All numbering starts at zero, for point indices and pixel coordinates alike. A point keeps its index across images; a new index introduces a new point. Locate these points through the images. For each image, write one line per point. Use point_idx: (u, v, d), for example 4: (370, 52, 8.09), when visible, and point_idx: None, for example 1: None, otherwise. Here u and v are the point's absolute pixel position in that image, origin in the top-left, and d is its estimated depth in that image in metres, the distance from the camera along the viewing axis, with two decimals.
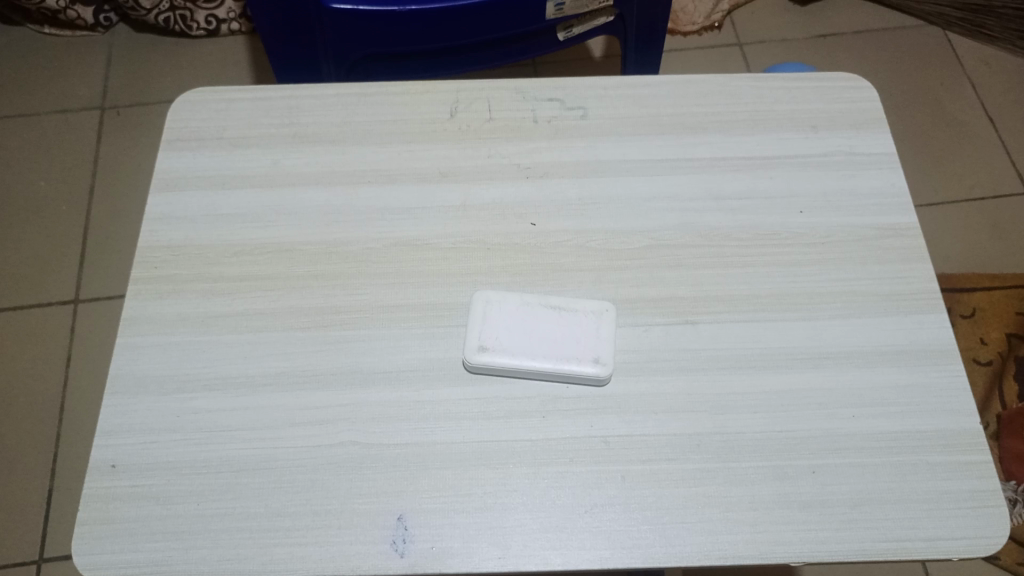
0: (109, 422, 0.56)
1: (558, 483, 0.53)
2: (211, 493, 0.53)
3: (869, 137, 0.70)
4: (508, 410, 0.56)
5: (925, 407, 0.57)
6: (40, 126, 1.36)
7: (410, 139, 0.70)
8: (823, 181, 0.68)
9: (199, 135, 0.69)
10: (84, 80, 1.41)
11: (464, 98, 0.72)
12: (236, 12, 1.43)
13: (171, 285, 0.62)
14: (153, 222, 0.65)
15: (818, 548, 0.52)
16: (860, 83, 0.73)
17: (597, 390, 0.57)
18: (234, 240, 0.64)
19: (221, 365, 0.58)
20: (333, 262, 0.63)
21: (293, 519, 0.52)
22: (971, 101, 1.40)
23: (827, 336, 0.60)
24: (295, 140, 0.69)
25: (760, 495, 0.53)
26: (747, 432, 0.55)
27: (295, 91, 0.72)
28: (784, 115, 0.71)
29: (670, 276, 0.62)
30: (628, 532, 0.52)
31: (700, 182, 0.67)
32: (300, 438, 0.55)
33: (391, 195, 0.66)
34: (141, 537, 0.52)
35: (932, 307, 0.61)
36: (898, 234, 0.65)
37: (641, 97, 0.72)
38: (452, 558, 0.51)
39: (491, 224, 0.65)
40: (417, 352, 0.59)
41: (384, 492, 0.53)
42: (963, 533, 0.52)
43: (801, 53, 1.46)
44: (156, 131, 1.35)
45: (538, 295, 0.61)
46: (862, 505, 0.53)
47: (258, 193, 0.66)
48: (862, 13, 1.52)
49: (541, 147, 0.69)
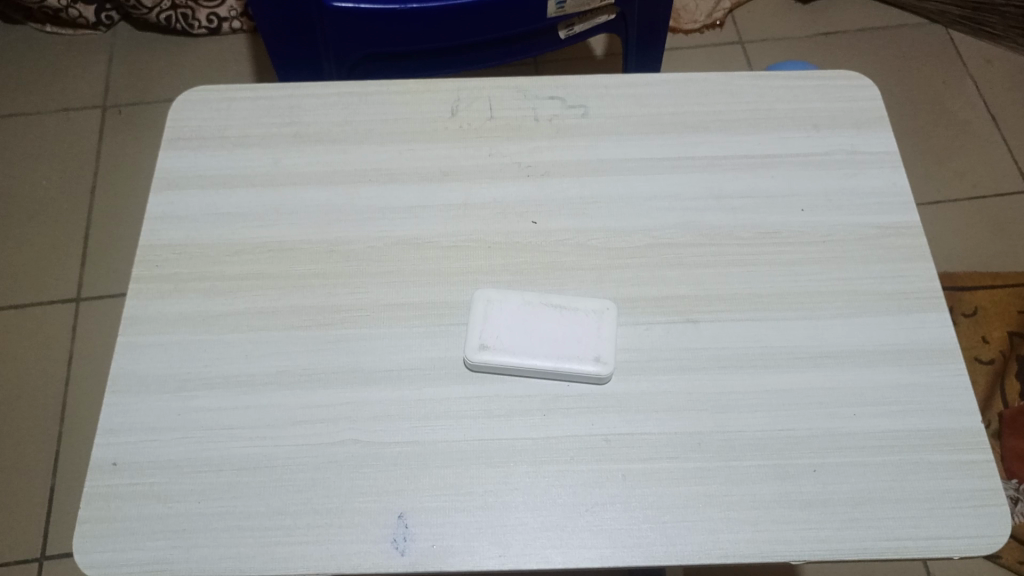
0: (109, 422, 0.56)
1: (559, 482, 0.53)
2: (212, 492, 0.53)
3: (870, 136, 0.70)
4: (509, 409, 0.56)
5: (926, 406, 0.57)
6: (41, 125, 1.36)
7: (411, 138, 0.69)
8: (824, 180, 0.68)
9: (200, 135, 0.69)
10: (86, 79, 1.41)
11: (465, 97, 0.72)
12: (237, 11, 1.43)
13: (172, 284, 0.62)
14: (154, 221, 0.65)
15: (818, 547, 0.52)
16: (861, 82, 0.73)
17: (597, 389, 0.57)
18: (235, 239, 0.64)
19: (222, 364, 0.58)
20: (334, 261, 0.63)
21: (294, 518, 0.52)
22: (973, 100, 1.40)
23: (828, 335, 0.60)
24: (296, 139, 0.69)
25: (761, 494, 0.53)
26: (747, 432, 0.55)
27: (296, 91, 0.72)
28: (785, 114, 0.71)
29: (671, 275, 0.62)
30: (629, 531, 0.52)
31: (701, 181, 0.67)
32: (300, 437, 0.55)
33: (392, 194, 0.66)
34: (142, 536, 0.52)
35: (933, 307, 0.61)
36: (900, 233, 0.65)
37: (642, 97, 0.72)
38: (453, 556, 0.51)
39: (492, 223, 0.65)
40: (418, 351, 0.59)
41: (385, 491, 0.53)
42: (964, 533, 0.52)
43: (802, 52, 1.46)
44: (157, 129, 1.35)
45: (538, 294, 0.61)
46: (863, 504, 0.53)
47: (259, 193, 0.66)
48: (864, 11, 1.52)
49: (542, 146, 0.69)
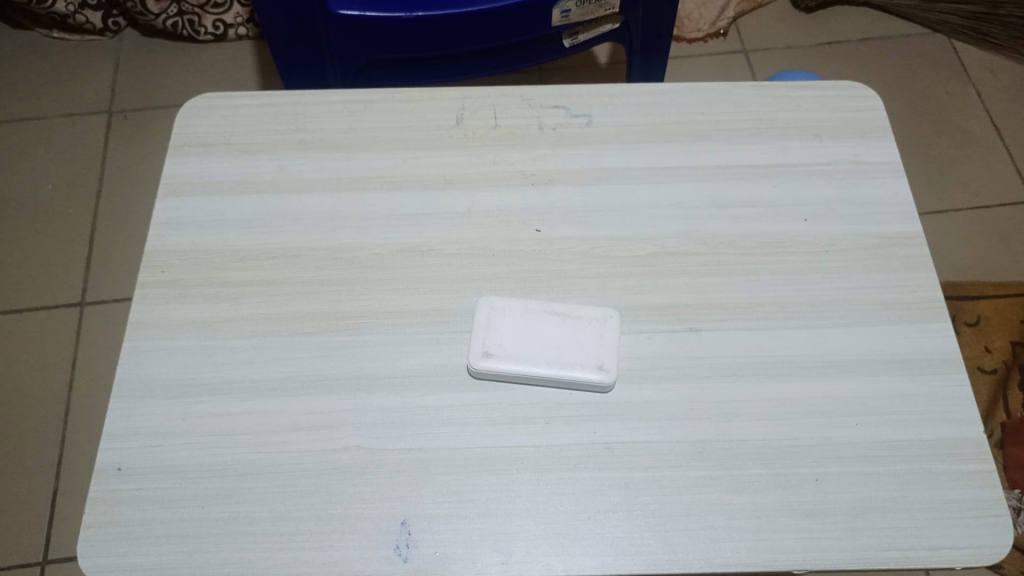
0: (114, 426, 0.56)
1: (561, 489, 0.54)
2: (215, 497, 0.53)
3: (871, 145, 0.71)
4: (512, 416, 0.56)
5: (928, 416, 0.57)
6: (47, 130, 1.37)
7: (415, 146, 0.70)
8: (826, 190, 0.68)
9: (206, 141, 0.70)
10: (93, 85, 1.42)
11: (469, 105, 0.72)
12: (243, 17, 1.45)
13: (177, 289, 0.62)
14: (160, 227, 0.66)
15: (819, 557, 0.52)
16: (863, 92, 0.74)
17: (600, 398, 0.57)
18: (239, 245, 0.65)
19: (226, 369, 0.58)
20: (338, 267, 0.64)
21: (296, 524, 0.52)
22: (976, 111, 1.40)
23: (831, 345, 0.60)
24: (301, 146, 0.70)
25: (762, 503, 0.53)
26: (750, 440, 0.56)
27: (302, 98, 0.73)
28: (787, 123, 0.72)
29: (673, 282, 0.63)
30: (631, 539, 0.52)
31: (704, 190, 0.68)
32: (302, 443, 0.55)
33: (396, 201, 0.67)
34: (146, 541, 0.52)
35: (935, 316, 0.62)
36: (902, 243, 0.65)
37: (645, 105, 0.72)
38: (455, 563, 0.51)
39: (495, 231, 0.65)
40: (420, 357, 0.59)
41: (387, 497, 0.53)
42: (965, 543, 0.52)
43: (805, 61, 1.46)
44: (163, 135, 1.36)
45: (540, 301, 0.61)
46: (864, 514, 0.53)
47: (264, 200, 0.67)
48: (866, 21, 1.53)
49: (545, 155, 0.69)
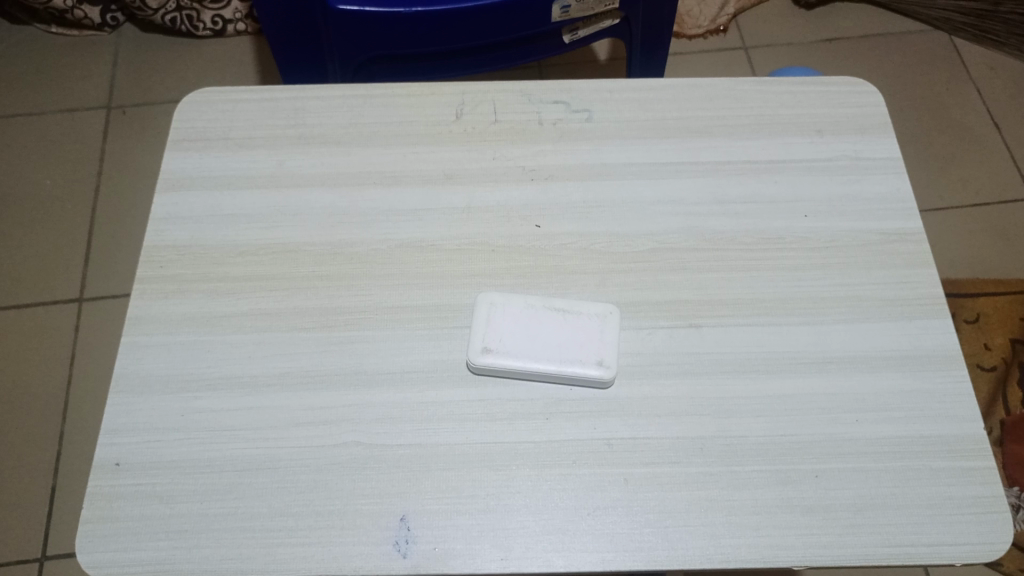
0: (112, 421, 0.56)
1: (561, 486, 0.53)
2: (214, 493, 0.53)
3: (873, 142, 0.70)
4: (512, 412, 0.56)
5: (929, 413, 0.57)
6: (45, 126, 1.36)
7: (415, 141, 0.70)
8: (827, 186, 0.68)
9: (205, 136, 0.70)
10: (91, 80, 1.41)
11: (469, 100, 0.72)
12: (242, 13, 1.44)
13: (175, 284, 0.62)
14: (158, 222, 0.65)
15: (819, 552, 0.52)
16: (865, 88, 0.73)
17: (600, 394, 0.57)
18: (239, 241, 0.64)
19: (225, 365, 0.58)
20: (338, 263, 0.63)
21: (295, 520, 0.52)
22: (976, 108, 1.40)
23: (831, 341, 0.60)
24: (300, 141, 0.70)
25: (763, 500, 0.53)
26: (750, 437, 0.55)
27: (302, 92, 0.72)
28: (788, 120, 0.71)
29: (674, 279, 0.63)
30: (631, 535, 0.52)
31: (704, 187, 0.67)
32: (302, 439, 0.55)
33: (397, 198, 0.67)
34: (145, 536, 0.52)
35: (935, 312, 0.61)
36: (903, 240, 0.65)
37: (646, 100, 0.72)
38: (455, 559, 0.51)
39: (494, 226, 0.65)
40: (420, 353, 0.59)
41: (386, 493, 0.53)
42: (966, 540, 0.52)
43: (806, 58, 1.46)
44: (161, 130, 1.36)
45: (541, 298, 0.61)
46: (865, 510, 0.53)
47: (263, 195, 0.67)
48: (867, 18, 1.52)
49: (545, 150, 0.69)
